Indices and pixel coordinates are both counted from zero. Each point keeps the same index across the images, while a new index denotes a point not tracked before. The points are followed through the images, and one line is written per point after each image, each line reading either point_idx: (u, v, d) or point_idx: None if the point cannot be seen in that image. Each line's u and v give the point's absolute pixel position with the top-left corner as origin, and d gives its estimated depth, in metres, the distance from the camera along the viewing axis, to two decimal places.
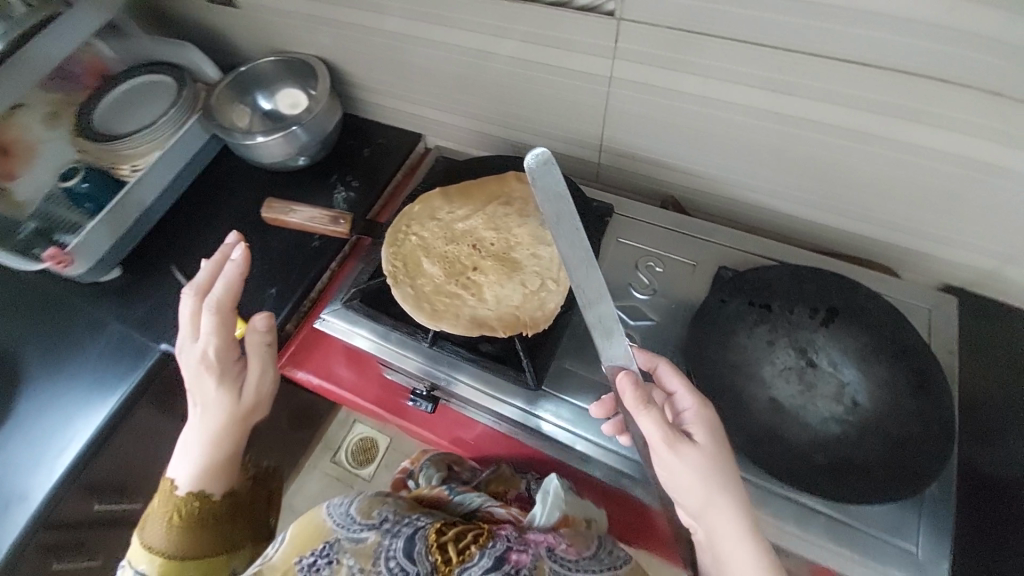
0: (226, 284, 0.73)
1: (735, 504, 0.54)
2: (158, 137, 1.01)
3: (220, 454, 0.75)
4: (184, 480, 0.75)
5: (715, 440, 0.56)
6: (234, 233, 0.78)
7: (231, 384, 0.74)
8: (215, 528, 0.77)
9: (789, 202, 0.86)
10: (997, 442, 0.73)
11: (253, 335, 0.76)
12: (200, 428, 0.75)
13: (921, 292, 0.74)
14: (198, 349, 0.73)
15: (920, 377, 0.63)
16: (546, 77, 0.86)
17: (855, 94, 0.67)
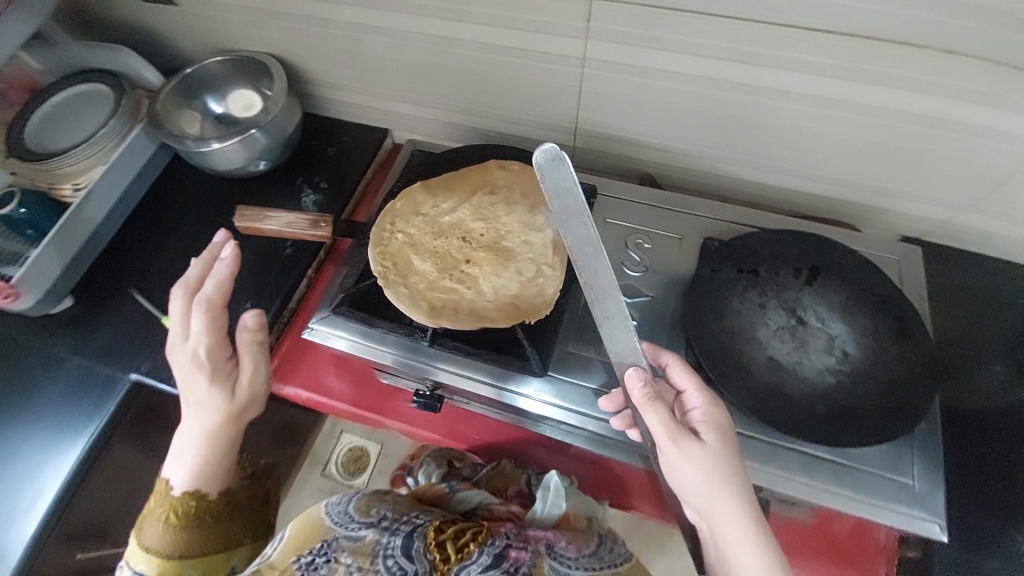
0: (216, 283, 0.69)
1: (740, 503, 0.55)
2: (100, 151, 0.93)
3: (217, 453, 0.71)
4: (180, 480, 0.71)
5: (722, 438, 0.57)
6: (222, 231, 0.74)
7: (225, 382, 0.70)
8: (215, 525, 0.74)
9: (761, 170, 0.88)
10: (964, 377, 0.79)
11: (245, 334, 0.71)
12: (192, 428, 0.71)
13: (890, 244, 0.78)
14: (188, 348, 0.69)
15: (899, 324, 0.67)
16: (516, 62, 0.85)
17: (818, 60, 0.69)
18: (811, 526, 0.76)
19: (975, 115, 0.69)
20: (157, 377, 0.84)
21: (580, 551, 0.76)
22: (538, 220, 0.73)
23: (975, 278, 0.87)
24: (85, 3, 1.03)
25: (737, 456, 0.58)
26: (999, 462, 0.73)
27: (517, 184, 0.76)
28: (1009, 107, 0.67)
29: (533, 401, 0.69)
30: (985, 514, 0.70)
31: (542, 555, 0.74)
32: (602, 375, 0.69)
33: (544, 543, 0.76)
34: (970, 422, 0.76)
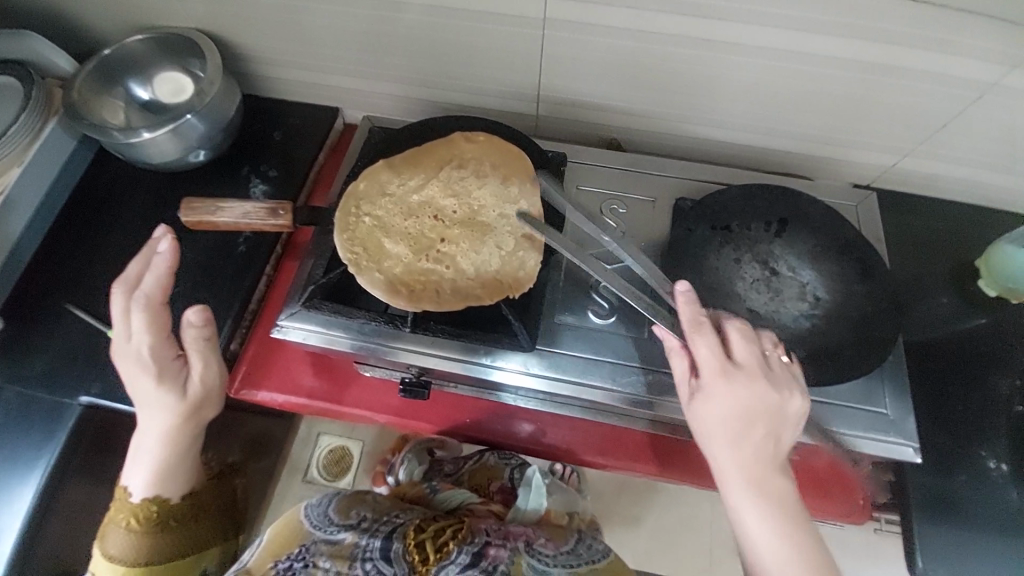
0: (154, 280, 0.62)
1: (738, 470, 0.56)
2: (12, 153, 0.82)
3: (176, 455, 0.68)
4: (140, 486, 0.68)
5: (730, 408, 0.57)
6: (162, 225, 0.65)
7: (174, 382, 0.64)
8: (180, 529, 0.72)
9: (722, 129, 0.89)
10: (916, 311, 0.85)
11: (188, 330, 0.64)
12: (147, 432, 0.66)
13: (848, 191, 0.81)
14: (131, 349, 0.63)
15: (864, 266, 0.70)
16: (473, 26, 0.81)
17: (773, 11, 0.70)
18: (796, 463, 0.81)
19: (916, 61, 0.72)
20: (111, 395, 0.76)
21: (558, 548, 0.78)
22: (513, 192, 0.71)
23: (922, 218, 0.92)
24: None
25: (747, 426, 0.56)
26: (953, 388, 0.80)
27: (486, 157, 0.73)
28: (948, 50, 0.70)
29: (525, 376, 0.67)
30: (944, 436, 0.78)
31: (522, 553, 0.75)
32: (591, 345, 0.69)
33: (523, 540, 0.78)
34: (926, 354, 0.82)
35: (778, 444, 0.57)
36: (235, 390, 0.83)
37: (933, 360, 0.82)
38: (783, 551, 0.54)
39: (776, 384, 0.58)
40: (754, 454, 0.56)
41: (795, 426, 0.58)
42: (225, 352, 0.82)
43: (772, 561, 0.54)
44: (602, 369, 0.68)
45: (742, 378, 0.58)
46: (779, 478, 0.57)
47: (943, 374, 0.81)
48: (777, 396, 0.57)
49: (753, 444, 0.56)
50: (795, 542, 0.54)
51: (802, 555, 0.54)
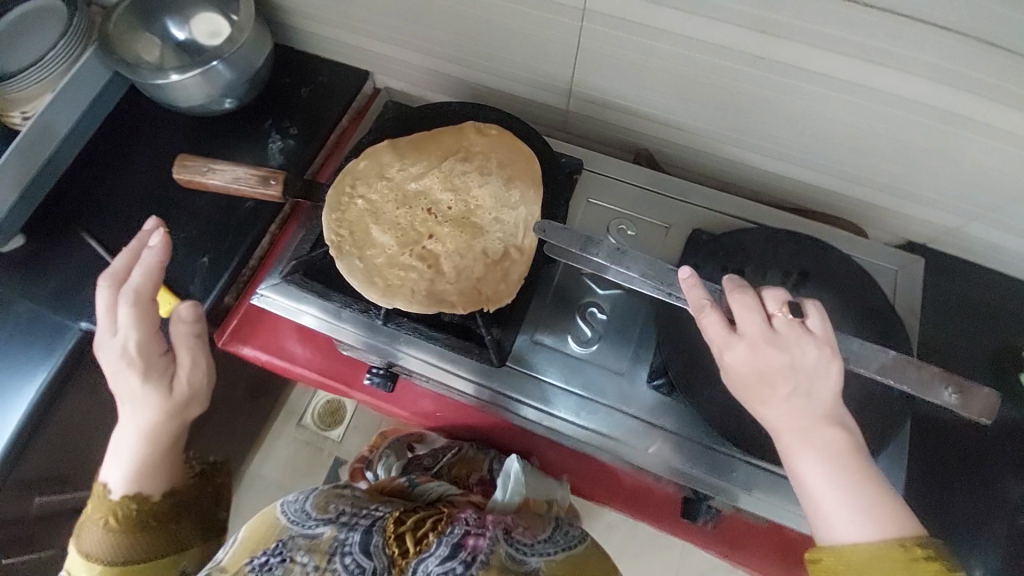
0: (145, 272, 0.61)
1: (781, 431, 0.50)
2: (48, 77, 0.84)
3: (162, 453, 0.62)
4: (119, 481, 0.61)
5: (754, 369, 0.50)
6: (153, 218, 0.66)
7: (161, 378, 0.61)
8: (163, 528, 0.63)
9: (765, 156, 0.81)
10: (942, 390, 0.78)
11: (178, 325, 0.62)
12: (129, 426, 0.61)
13: (891, 252, 0.72)
14: (116, 343, 0.60)
15: (886, 342, 0.63)
16: (507, 7, 0.74)
17: (846, 37, 0.60)
18: (765, 527, 0.76)
19: (1008, 119, 0.61)
20: None
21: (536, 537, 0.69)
22: (513, 197, 0.67)
23: (974, 290, 0.82)
24: None
25: (772, 382, 0.50)
26: (957, 482, 0.74)
27: (493, 154, 0.69)
28: None
29: (477, 387, 0.67)
30: (933, 528, 0.73)
31: (500, 542, 0.65)
32: (564, 371, 0.66)
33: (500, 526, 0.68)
34: (940, 431, 0.77)
35: (816, 397, 0.50)
36: (224, 342, 0.86)
37: (948, 438, 0.76)
38: (851, 511, 0.47)
39: (790, 332, 0.51)
40: (789, 412, 0.50)
41: (828, 376, 0.50)
42: (219, 304, 0.84)
43: (842, 524, 0.47)
44: (571, 398, 0.65)
45: (754, 333, 0.51)
46: (828, 432, 0.50)
47: (954, 452, 0.76)
48: (795, 350, 0.50)
49: (785, 401, 0.50)
50: (861, 501, 0.47)
51: (872, 513, 0.47)
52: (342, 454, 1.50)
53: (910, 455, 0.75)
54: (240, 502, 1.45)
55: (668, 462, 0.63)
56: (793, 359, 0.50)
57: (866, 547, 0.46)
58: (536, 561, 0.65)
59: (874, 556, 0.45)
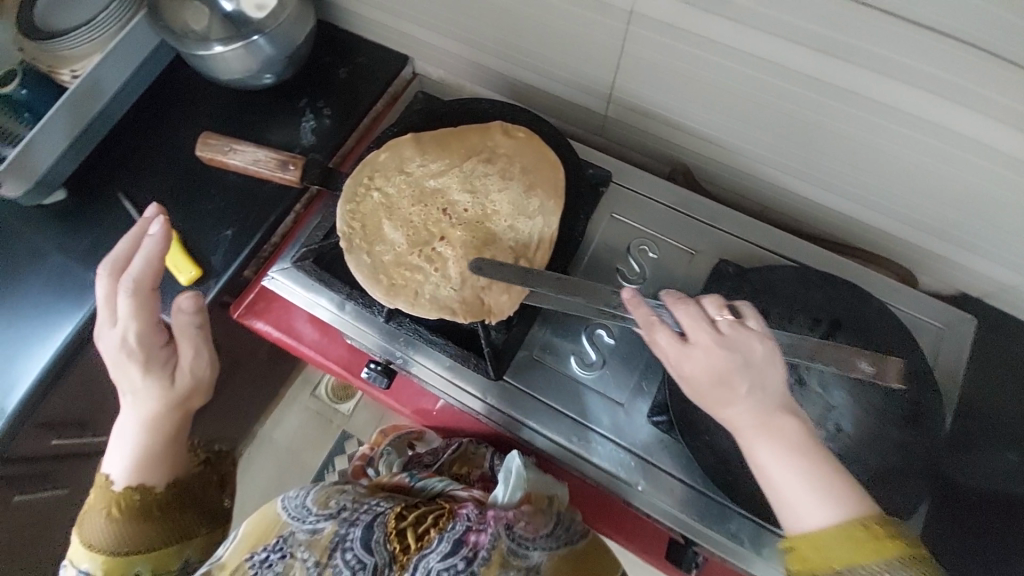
0: (144, 262, 0.63)
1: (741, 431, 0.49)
2: (98, 38, 0.86)
3: (166, 442, 0.65)
4: (121, 472, 0.64)
5: (712, 373, 0.49)
6: (154, 206, 0.67)
7: (163, 371, 0.64)
8: (166, 518, 0.66)
9: (812, 186, 0.75)
10: (975, 459, 0.72)
11: (180, 316, 0.64)
12: (132, 417, 0.64)
13: (939, 309, 0.66)
14: (118, 334, 0.63)
15: (914, 409, 0.59)
16: (551, 4, 0.71)
17: (919, 68, 0.54)
18: None
19: None
20: None
21: (538, 531, 0.68)
22: (532, 206, 0.65)
23: None
24: None
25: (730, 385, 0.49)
26: (977, 560, 0.69)
27: (518, 158, 0.66)
28: None
29: (465, 393, 0.67)
30: None
31: (501, 541, 0.65)
32: (561, 393, 0.64)
33: (502, 522, 0.67)
34: (965, 503, 0.71)
35: (768, 391, 0.50)
36: (239, 314, 0.87)
37: (974, 512, 0.71)
38: (821, 497, 0.47)
39: (738, 330, 0.50)
40: (748, 411, 0.49)
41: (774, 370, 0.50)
42: (238, 277, 0.86)
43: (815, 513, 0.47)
44: (567, 422, 0.63)
45: (705, 337, 0.50)
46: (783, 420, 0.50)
47: (979, 528, 0.71)
48: (742, 349, 0.49)
49: (744, 400, 0.49)
50: (820, 482, 0.47)
51: (832, 495, 0.47)
52: (350, 428, 1.53)
53: (928, 520, 0.71)
54: (250, 461, 1.52)
55: (659, 500, 0.61)
56: (744, 358, 0.49)
57: (832, 528, 0.45)
58: (538, 556, 0.66)
59: (839, 534, 0.45)
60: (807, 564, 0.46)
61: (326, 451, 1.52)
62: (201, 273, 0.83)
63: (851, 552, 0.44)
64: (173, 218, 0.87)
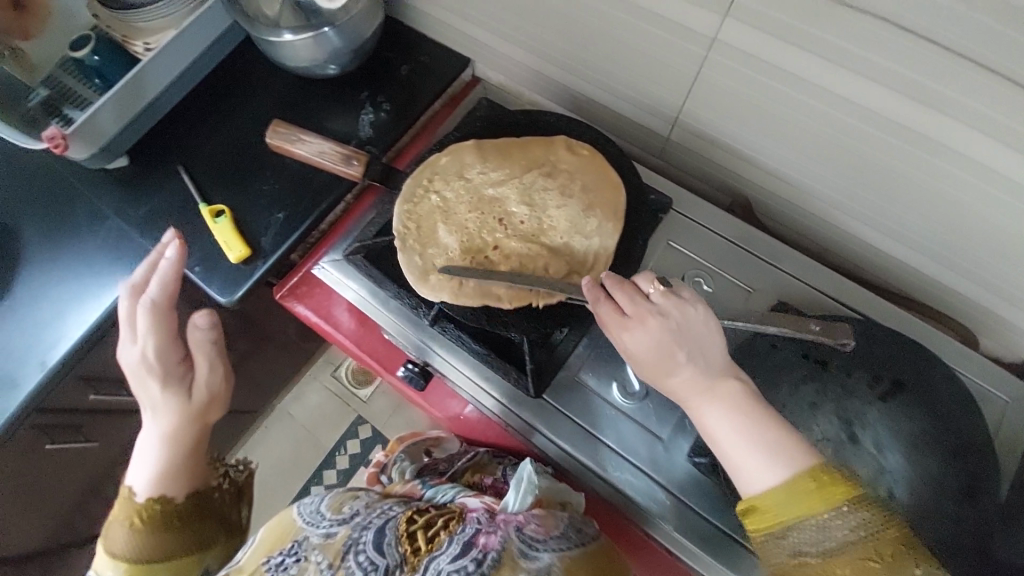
0: (160, 284, 0.64)
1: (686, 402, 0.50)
2: (174, 14, 0.89)
3: (184, 455, 0.65)
4: (142, 483, 0.64)
5: (650, 344, 0.51)
6: (171, 230, 0.68)
7: (179, 385, 0.65)
8: (185, 528, 0.65)
9: (877, 233, 0.72)
10: None
11: (195, 332, 0.65)
12: (153, 432, 0.65)
13: (1007, 380, 0.63)
14: (137, 351, 0.64)
15: (972, 484, 0.55)
16: (630, 22, 0.70)
17: (1021, 130, 0.51)
18: None
19: None
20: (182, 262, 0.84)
21: (548, 532, 0.65)
22: (590, 225, 0.64)
23: None
24: None
25: (672, 357, 0.51)
26: None
27: (579, 174, 0.65)
28: None
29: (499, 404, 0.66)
30: None
31: (512, 539, 0.63)
32: (598, 417, 0.63)
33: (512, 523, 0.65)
34: None
35: (709, 357, 0.52)
36: (280, 296, 0.88)
37: None
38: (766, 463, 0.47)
39: (679, 301, 0.53)
40: (690, 379, 0.51)
41: (714, 340, 0.52)
42: (284, 260, 0.87)
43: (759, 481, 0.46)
44: (601, 448, 0.62)
45: (641, 307, 0.53)
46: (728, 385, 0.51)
47: None
48: (674, 316, 0.52)
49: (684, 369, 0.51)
50: (771, 442, 0.47)
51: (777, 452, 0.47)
52: (365, 415, 1.54)
53: None
54: (264, 435, 1.53)
55: (689, 540, 0.59)
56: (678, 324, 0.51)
57: (780, 484, 0.45)
58: (548, 557, 0.62)
59: (788, 488, 0.44)
60: (762, 523, 0.45)
61: (340, 434, 1.53)
62: (249, 253, 0.84)
63: (799, 504, 0.43)
64: (228, 195, 0.89)
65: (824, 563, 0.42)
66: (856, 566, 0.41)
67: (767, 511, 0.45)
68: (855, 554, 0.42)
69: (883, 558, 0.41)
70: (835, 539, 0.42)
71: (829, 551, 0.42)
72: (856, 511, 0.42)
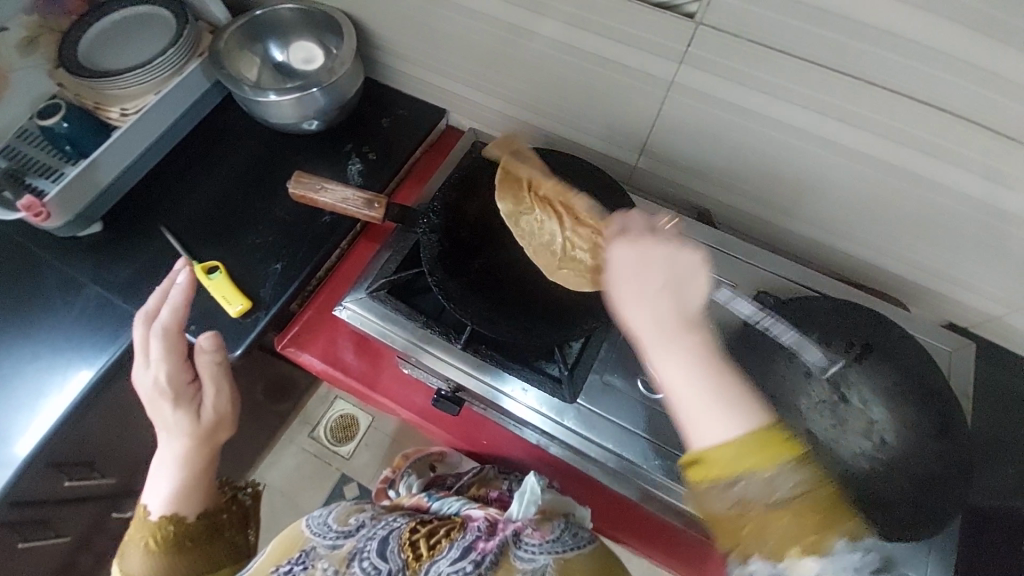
0: (171, 310, 0.64)
1: (643, 328, 0.51)
2: (151, 81, 0.89)
3: (195, 476, 0.63)
4: (158, 503, 0.63)
5: (630, 260, 0.54)
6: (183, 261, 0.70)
7: (190, 406, 0.64)
8: (196, 550, 0.64)
9: (823, 230, 0.84)
10: (997, 470, 0.76)
11: (201, 356, 0.64)
12: (164, 454, 0.64)
13: (946, 334, 0.78)
14: (148, 375, 0.63)
15: (942, 422, 0.66)
16: (597, 70, 0.79)
17: (921, 135, 0.65)
18: None
19: None
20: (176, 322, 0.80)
21: (543, 535, 0.64)
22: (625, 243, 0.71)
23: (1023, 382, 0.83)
24: None
25: (647, 277, 0.53)
26: None
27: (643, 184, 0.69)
28: None
29: (531, 412, 0.70)
30: None
31: (510, 547, 0.62)
32: (630, 413, 0.69)
33: (511, 527, 0.65)
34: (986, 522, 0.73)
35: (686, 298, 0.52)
36: (283, 346, 0.87)
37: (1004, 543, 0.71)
38: (722, 393, 0.47)
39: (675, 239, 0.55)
40: (655, 304, 0.51)
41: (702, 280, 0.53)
42: (284, 310, 0.86)
43: (713, 412, 0.47)
44: (636, 444, 0.68)
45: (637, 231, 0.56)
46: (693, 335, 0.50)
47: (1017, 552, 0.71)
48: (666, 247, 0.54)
49: (655, 293, 0.52)
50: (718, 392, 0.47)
51: (737, 414, 0.46)
52: (351, 471, 1.47)
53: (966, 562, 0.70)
54: None
55: None
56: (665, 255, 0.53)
57: (732, 440, 0.45)
58: (542, 558, 0.62)
59: (741, 443, 0.45)
60: (707, 476, 0.46)
61: (323, 497, 1.44)
62: (250, 304, 0.83)
63: (751, 460, 0.44)
64: (218, 251, 0.88)
65: (765, 514, 0.44)
66: (794, 517, 0.44)
67: (716, 462, 0.45)
68: (796, 509, 0.44)
69: (816, 508, 0.44)
70: (782, 491, 0.44)
71: (774, 502, 0.44)
72: (800, 465, 0.45)
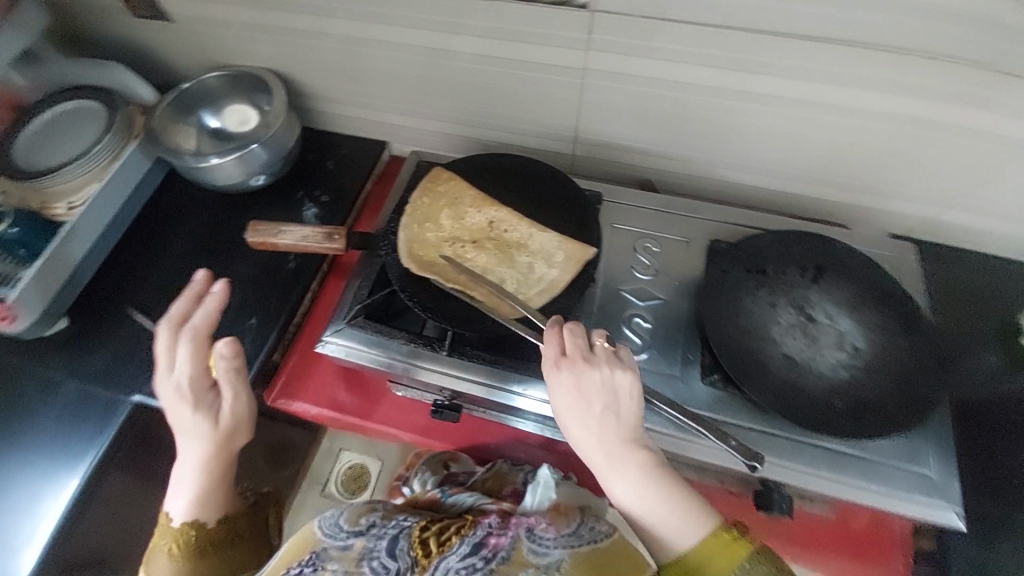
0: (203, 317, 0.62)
1: (594, 456, 0.57)
2: (93, 170, 0.90)
3: (214, 483, 0.62)
4: (179, 509, 0.62)
5: (572, 391, 0.58)
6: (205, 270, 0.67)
7: (209, 410, 0.61)
8: (217, 554, 0.63)
9: (757, 174, 0.90)
10: (970, 357, 0.81)
11: (220, 361, 0.61)
12: (184, 459, 0.62)
13: (888, 242, 0.83)
14: (169, 379, 0.61)
15: (905, 318, 0.70)
16: (517, 72, 0.84)
17: (815, 67, 0.72)
18: (833, 521, 0.78)
19: (954, 116, 0.73)
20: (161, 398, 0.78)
21: (557, 530, 0.61)
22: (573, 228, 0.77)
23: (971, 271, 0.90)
24: (69, 20, 0.99)
25: (589, 408, 0.57)
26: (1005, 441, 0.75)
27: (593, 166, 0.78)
28: (982, 106, 0.71)
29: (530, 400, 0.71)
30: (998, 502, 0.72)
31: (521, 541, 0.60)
32: None
33: (523, 524, 0.62)
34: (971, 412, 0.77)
35: (624, 417, 0.58)
36: (273, 399, 0.86)
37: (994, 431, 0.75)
38: (667, 503, 0.55)
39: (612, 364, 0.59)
40: (601, 429, 0.57)
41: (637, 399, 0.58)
42: (267, 363, 0.86)
43: (664, 523, 0.54)
44: None
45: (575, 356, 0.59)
46: (636, 454, 0.57)
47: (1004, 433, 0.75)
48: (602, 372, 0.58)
49: (597, 419, 0.57)
50: (663, 503, 0.55)
51: (689, 519, 0.54)
52: None
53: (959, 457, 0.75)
54: None
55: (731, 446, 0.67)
56: (603, 385, 0.58)
57: (700, 546, 0.53)
58: (557, 552, 0.58)
59: (706, 550, 0.52)
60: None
61: None
62: None
63: (719, 564, 0.51)
64: None
65: None
66: None
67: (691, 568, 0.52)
68: None
69: None
70: None
71: None
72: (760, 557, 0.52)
